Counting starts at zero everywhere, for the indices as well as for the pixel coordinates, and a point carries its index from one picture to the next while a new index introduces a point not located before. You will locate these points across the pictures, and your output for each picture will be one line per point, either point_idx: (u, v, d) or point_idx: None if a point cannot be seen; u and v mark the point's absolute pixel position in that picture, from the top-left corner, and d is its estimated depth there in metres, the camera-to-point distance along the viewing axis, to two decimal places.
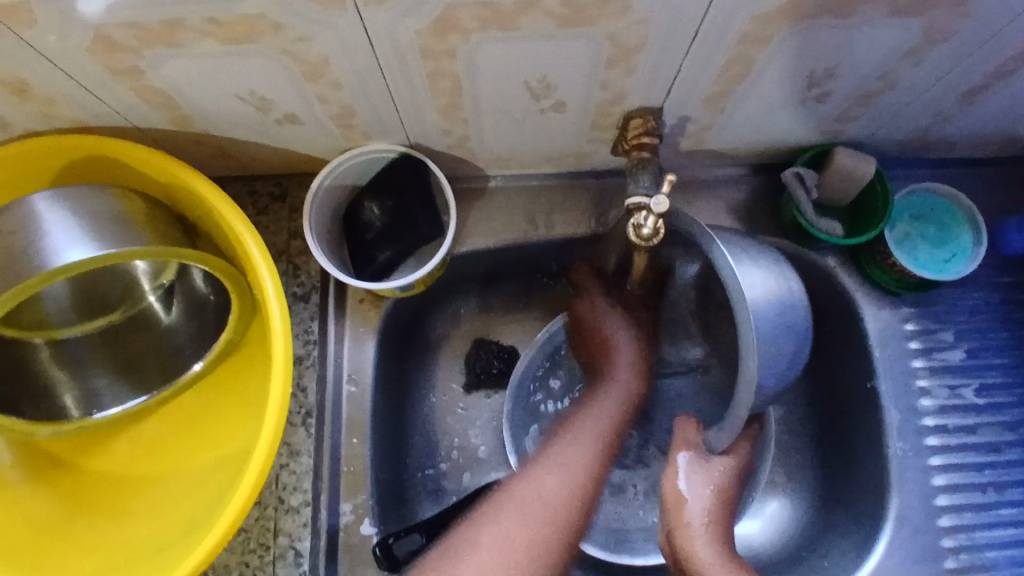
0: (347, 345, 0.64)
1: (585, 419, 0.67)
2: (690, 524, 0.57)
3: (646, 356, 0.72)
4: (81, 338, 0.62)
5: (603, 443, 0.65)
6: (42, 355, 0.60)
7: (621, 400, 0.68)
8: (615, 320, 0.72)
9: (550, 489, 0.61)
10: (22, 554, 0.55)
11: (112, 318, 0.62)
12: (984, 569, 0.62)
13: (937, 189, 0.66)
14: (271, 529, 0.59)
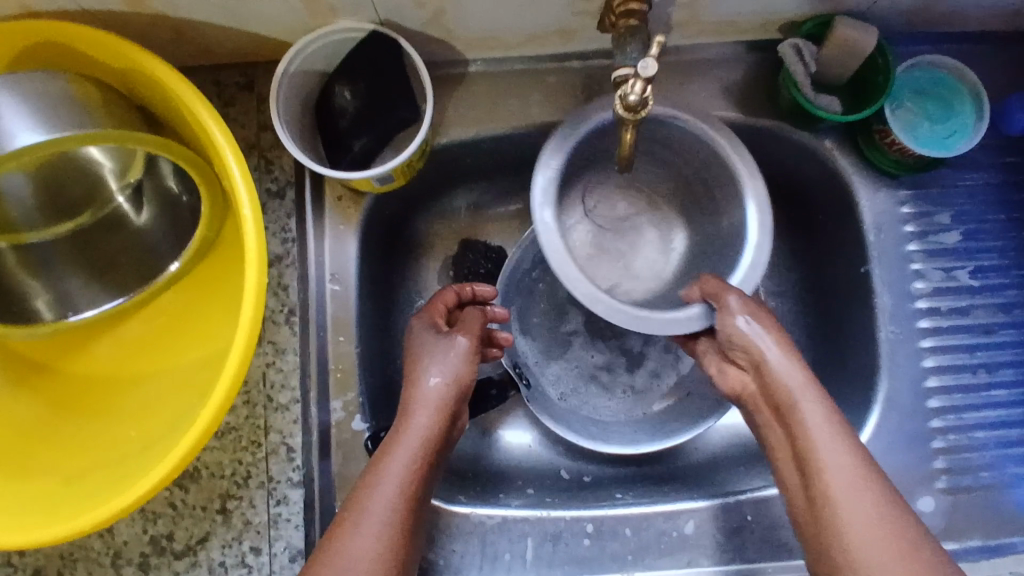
0: (328, 242, 0.63)
1: (391, 461, 0.51)
2: (798, 407, 0.50)
3: (463, 393, 0.55)
4: (51, 241, 0.59)
5: (403, 504, 0.50)
6: (10, 259, 0.58)
7: (432, 441, 0.52)
8: (435, 356, 0.55)
9: (357, 556, 0.47)
10: (10, 456, 0.55)
11: (82, 219, 0.59)
12: (970, 449, 0.63)
13: (943, 62, 0.62)
14: (262, 426, 0.59)
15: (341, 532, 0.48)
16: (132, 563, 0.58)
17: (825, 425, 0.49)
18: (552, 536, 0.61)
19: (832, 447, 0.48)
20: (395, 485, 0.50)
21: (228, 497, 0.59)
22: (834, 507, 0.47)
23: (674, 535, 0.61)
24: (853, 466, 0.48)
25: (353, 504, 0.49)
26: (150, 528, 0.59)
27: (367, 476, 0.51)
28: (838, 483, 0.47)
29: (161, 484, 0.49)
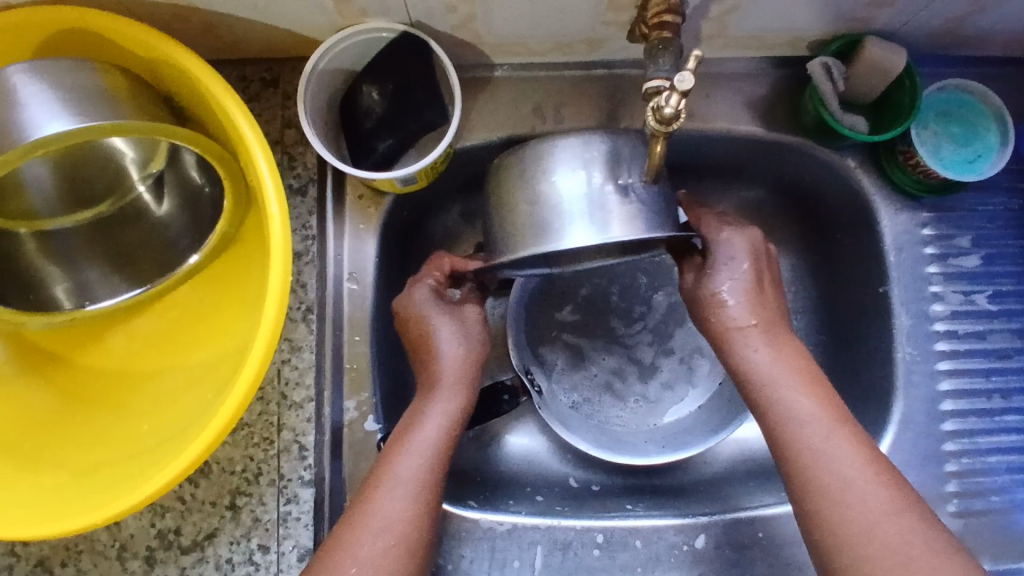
0: (347, 240, 0.63)
1: (423, 421, 0.57)
2: (750, 355, 0.55)
3: (475, 359, 0.60)
4: (71, 229, 0.59)
5: (437, 456, 0.55)
6: (30, 246, 0.57)
7: (457, 401, 0.58)
8: (446, 325, 0.60)
9: (399, 498, 0.53)
10: (21, 445, 0.55)
11: (102, 209, 0.59)
12: (983, 473, 0.63)
13: (967, 85, 0.62)
14: (275, 424, 0.59)
15: (382, 477, 0.54)
16: (138, 557, 0.58)
17: (775, 369, 0.54)
18: (561, 545, 0.61)
19: (801, 403, 0.52)
20: (422, 441, 0.56)
21: (238, 494, 0.58)
22: (804, 456, 0.51)
23: (684, 548, 0.61)
24: (809, 405, 0.52)
25: (385, 461, 0.55)
26: (158, 522, 0.58)
27: (397, 436, 0.56)
28: (809, 436, 0.51)
29: (178, 478, 0.49)
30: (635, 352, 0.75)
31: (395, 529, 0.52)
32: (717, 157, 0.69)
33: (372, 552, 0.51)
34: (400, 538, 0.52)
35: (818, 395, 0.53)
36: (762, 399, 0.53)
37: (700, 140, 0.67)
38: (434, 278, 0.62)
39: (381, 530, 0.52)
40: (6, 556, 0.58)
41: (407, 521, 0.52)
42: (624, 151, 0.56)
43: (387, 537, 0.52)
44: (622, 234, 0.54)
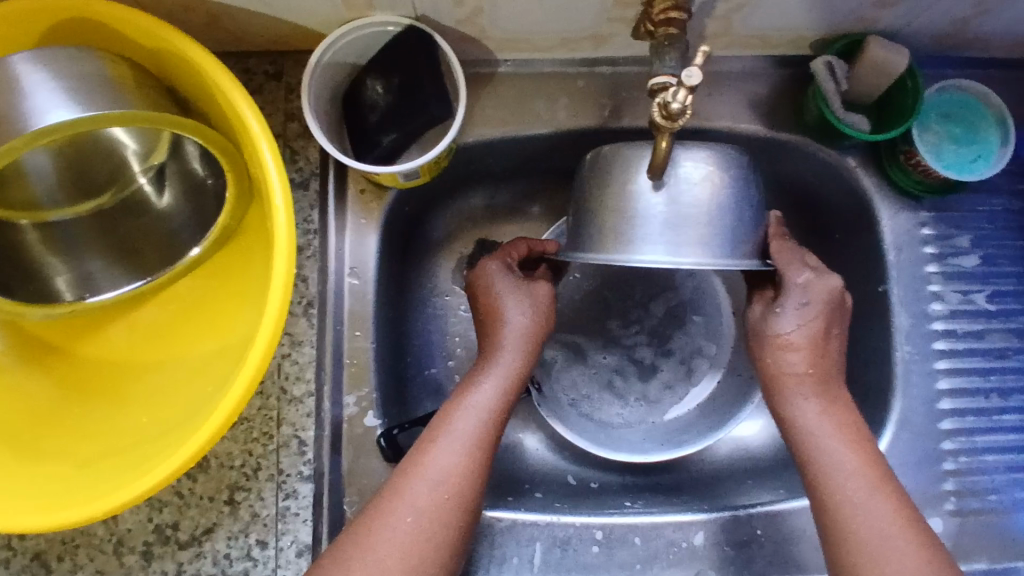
0: (348, 235, 0.63)
1: (478, 387, 0.56)
2: (798, 406, 0.56)
3: (542, 332, 0.59)
4: (71, 221, 0.58)
5: (495, 414, 0.55)
6: (30, 237, 0.57)
7: (520, 365, 0.58)
8: (514, 295, 0.59)
9: (456, 449, 0.53)
10: (20, 438, 0.54)
11: (103, 200, 0.59)
12: (980, 472, 0.63)
13: (969, 86, 0.62)
14: (274, 418, 0.58)
15: (441, 429, 0.54)
16: (136, 552, 0.57)
17: (821, 424, 0.55)
18: (561, 542, 0.61)
19: (845, 457, 0.53)
20: (477, 409, 0.55)
21: (237, 489, 0.57)
22: (841, 507, 0.51)
23: (683, 545, 0.61)
24: (851, 462, 0.53)
25: (437, 423, 0.55)
26: (156, 516, 0.57)
27: (451, 401, 0.56)
28: (847, 490, 0.52)
29: (179, 471, 0.48)
30: (634, 352, 0.74)
31: (450, 481, 0.52)
32: None
33: (426, 501, 0.51)
34: (456, 490, 0.52)
35: (859, 451, 0.53)
36: (805, 451, 0.54)
37: (703, 139, 0.67)
38: (509, 256, 0.62)
39: (436, 481, 0.52)
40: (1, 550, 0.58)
41: (461, 474, 0.52)
42: (749, 192, 0.55)
43: (442, 487, 0.51)
44: (700, 258, 0.52)
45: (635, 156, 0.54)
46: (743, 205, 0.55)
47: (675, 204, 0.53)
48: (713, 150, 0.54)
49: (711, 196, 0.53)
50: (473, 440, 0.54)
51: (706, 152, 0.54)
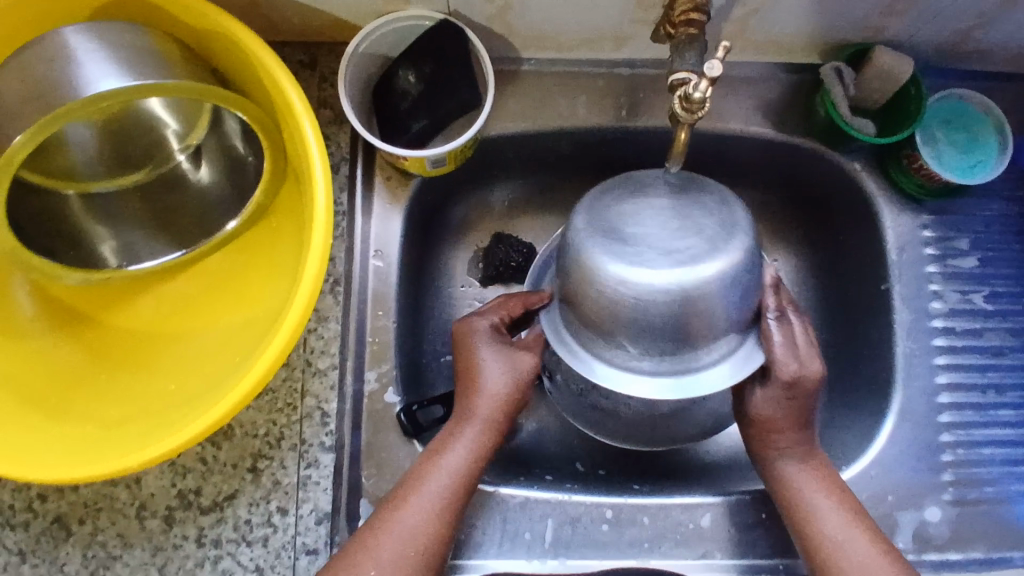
0: (375, 219, 0.65)
1: (451, 446, 0.58)
2: (775, 458, 0.60)
3: (517, 398, 0.60)
4: (112, 193, 0.61)
5: (460, 481, 0.57)
6: (71, 206, 0.60)
7: (487, 434, 0.58)
8: (495, 359, 0.60)
9: (415, 518, 0.55)
10: (48, 398, 0.55)
11: (142, 175, 0.61)
12: (977, 463, 0.66)
13: (969, 95, 0.65)
14: (299, 390, 0.60)
15: (403, 495, 0.56)
16: (157, 516, 0.59)
17: (802, 476, 0.59)
18: (571, 519, 0.63)
19: (825, 506, 0.58)
20: (450, 468, 0.57)
21: (260, 457, 0.59)
22: (829, 549, 0.56)
23: (690, 527, 0.63)
24: (835, 511, 0.57)
25: (409, 479, 0.57)
26: (179, 482, 0.59)
27: (427, 455, 0.58)
28: (833, 535, 0.56)
29: (214, 425, 0.51)
30: None
31: (407, 547, 0.54)
32: (729, 159, 0.73)
33: (387, 566, 0.53)
34: (414, 556, 0.54)
35: (838, 497, 0.58)
36: (788, 502, 0.59)
37: (715, 140, 0.70)
38: (499, 314, 0.62)
39: (394, 549, 0.54)
40: (23, 512, 0.59)
41: (419, 541, 0.54)
42: (753, 269, 0.54)
43: (402, 553, 0.54)
44: (713, 370, 0.56)
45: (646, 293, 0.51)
46: (748, 291, 0.54)
47: (686, 332, 0.53)
48: (712, 264, 0.51)
49: (720, 311, 0.53)
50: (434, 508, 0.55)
51: (713, 270, 0.51)
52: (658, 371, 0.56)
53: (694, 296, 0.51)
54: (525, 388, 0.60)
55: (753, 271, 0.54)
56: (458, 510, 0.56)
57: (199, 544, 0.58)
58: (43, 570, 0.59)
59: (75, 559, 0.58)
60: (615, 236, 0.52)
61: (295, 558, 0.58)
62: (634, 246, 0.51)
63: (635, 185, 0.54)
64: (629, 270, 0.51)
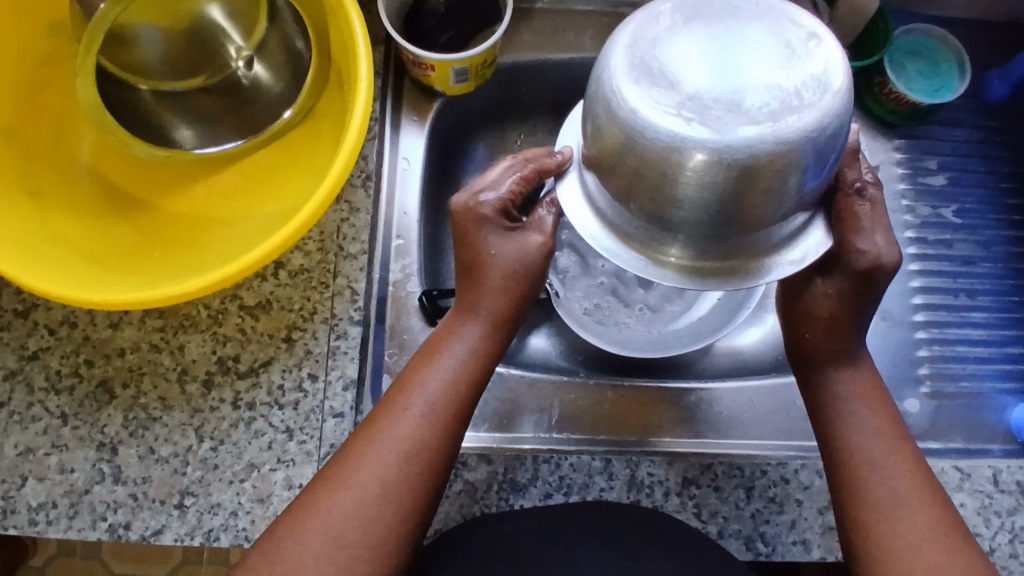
0: (401, 130, 0.73)
1: (452, 347, 0.58)
2: (816, 362, 0.59)
3: (525, 286, 0.59)
4: (179, 91, 0.69)
5: (461, 383, 0.56)
6: (145, 97, 0.68)
7: (489, 335, 0.58)
8: (504, 240, 0.59)
9: (413, 417, 0.54)
10: (104, 257, 0.60)
11: (204, 78, 0.69)
12: (954, 359, 0.71)
13: (930, 30, 0.74)
14: (331, 270, 0.66)
15: (403, 393, 0.56)
16: (198, 380, 0.63)
17: (846, 387, 0.58)
18: (577, 396, 0.68)
19: (867, 419, 0.56)
20: (451, 367, 0.57)
21: (295, 328, 0.65)
22: (857, 458, 0.54)
23: (685, 406, 0.68)
24: (874, 427, 0.56)
25: (405, 384, 0.56)
26: (219, 349, 0.64)
27: (425, 355, 0.58)
28: (859, 441, 0.55)
29: (260, 259, 0.56)
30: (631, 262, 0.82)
31: (405, 441, 0.53)
32: None
33: (384, 462, 0.52)
34: (414, 452, 0.53)
35: (880, 415, 0.56)
36: (826, 412, 0.58)
37: None
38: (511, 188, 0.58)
39: (393, 444, 0.53)
40: (69, 377, 0.63)
41: (419, 437, 0.54)
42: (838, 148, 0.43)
43: (400, 448, 0.53)
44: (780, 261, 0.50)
45: (696, 171, 0.41)
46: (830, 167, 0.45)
47: (736, 218, 0.45)
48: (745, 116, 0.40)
49: (788, 190, 0.43)
50: (434, 405, 0.55)
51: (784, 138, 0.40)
52: (706, 254, 0.49)
53: (757, 174, 0.41)
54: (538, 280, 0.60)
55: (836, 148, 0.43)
56: (458, 412, 0.55)
57: (235, 406, 0.63)
58: (85, 431, 0.62)
59: (117, 421, 0.63)
60: (664, 82, 0.41)
61: (323, 420, 0.63)
62: (691, 95, 0.40)
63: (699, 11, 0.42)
64: (678, 129, 0.40)
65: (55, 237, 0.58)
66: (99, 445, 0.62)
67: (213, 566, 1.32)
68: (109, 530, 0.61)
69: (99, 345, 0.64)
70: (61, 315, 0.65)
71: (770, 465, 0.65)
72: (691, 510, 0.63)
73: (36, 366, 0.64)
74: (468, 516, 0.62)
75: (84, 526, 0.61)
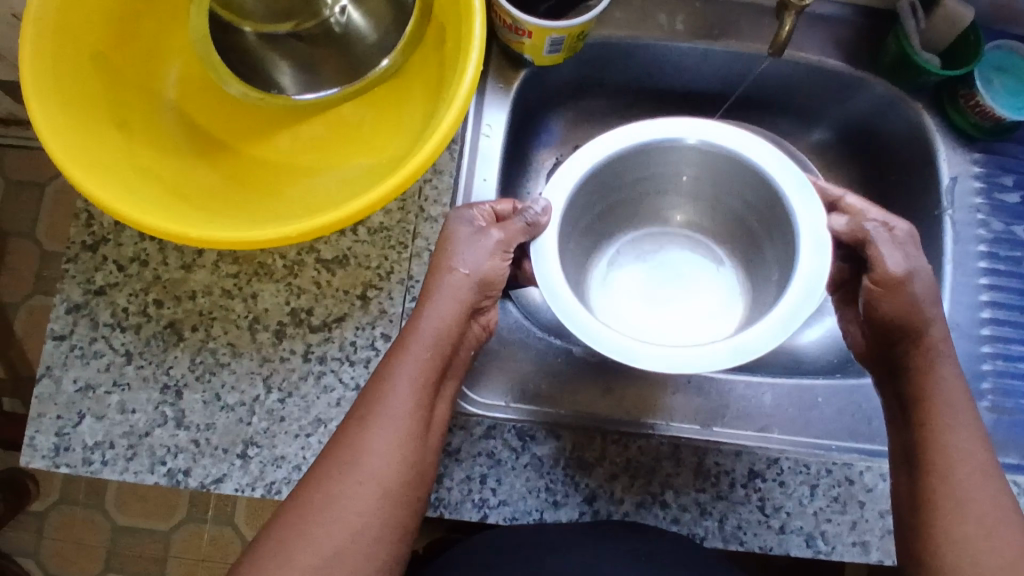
0: (488, 96, 0.72)
1: (409, 352, 0.55)
2: (934, 374, 0.57)
3: (488, 282, 0.57)
4: (282, 34, 0.67)
5: (422, 393, 0.54)
6: (250, 38, 0.66)
7: (453, 334, 0.56)
8: (465, 246, 0.57)
9: (380, 437, 0.53)
10: (191, 196, 0.58)
11: (305, 22, 0.67)
12: (1016, 376, 0.71)
13: (1020, 49, 0.75)
14: (411, 231, 0.65)
15: (364, 411, 0.54)
16: (269, 329, 0.62)
17: (957, 407, 0.56)
18: (647, 383, 0.67)
19: (967, 446, 0.55)
20: (410, 377, 0.54)
21: (369, 287, 0.63)
22: (950, 491, 0.54)
23: (754, 402, 0.67)
24: (974, 454, 0.55)
25: (365, 403, 0.54)
26: (293, 301, 0.63)
27: (386, 364, 0.55)
28: (956, 466, 0.54)
29: (362, 210, 0.55)
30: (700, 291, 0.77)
31: (374, 463, 0.52)
32: (798, 93, 0.81)
33: (357, 485, 0.52)
34: (382, 470, 0.52)
35: (978, 444, 0.55)
36: (929, 431, 0.56)
37: (790, 70, 0.77)
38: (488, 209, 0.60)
39: (361, 469, 0.52)
40: (136, 315, 0.62)
41: (393, 452, 0.53)
42: (786, 217, 0.62)
43: (370, 469, 0.52)
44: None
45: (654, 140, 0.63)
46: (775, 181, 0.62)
47: None
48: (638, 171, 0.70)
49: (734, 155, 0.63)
50: (398, 419, 0.53)
51: (735, 180, 0.67)
52: None
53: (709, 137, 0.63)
54: (494, 284, 0.57)
55: (760, 216, 0.68)
56: (425, 416, 0.55)
57: (304, 359, 0.62)
58: (149, 372, 0.61)
59: (183, 363, 0.61)
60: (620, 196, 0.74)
61: None
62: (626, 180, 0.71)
63: (662, 159, 0.68)
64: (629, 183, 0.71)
65: (140, 170, 0.57)
66: (163, 387, 0.61)
67: (217, 526, 1.29)
68: (167, 474, 0.60)
69: (169, 286, 0.62)
70: (132, 251, 0.63)
71: (836, 466, 0.64)
72: (754, 503, 0.63)
73: (102, 301, 0.62)
74: (533, 489, 0.62)
75: (141, 469, 0.60)
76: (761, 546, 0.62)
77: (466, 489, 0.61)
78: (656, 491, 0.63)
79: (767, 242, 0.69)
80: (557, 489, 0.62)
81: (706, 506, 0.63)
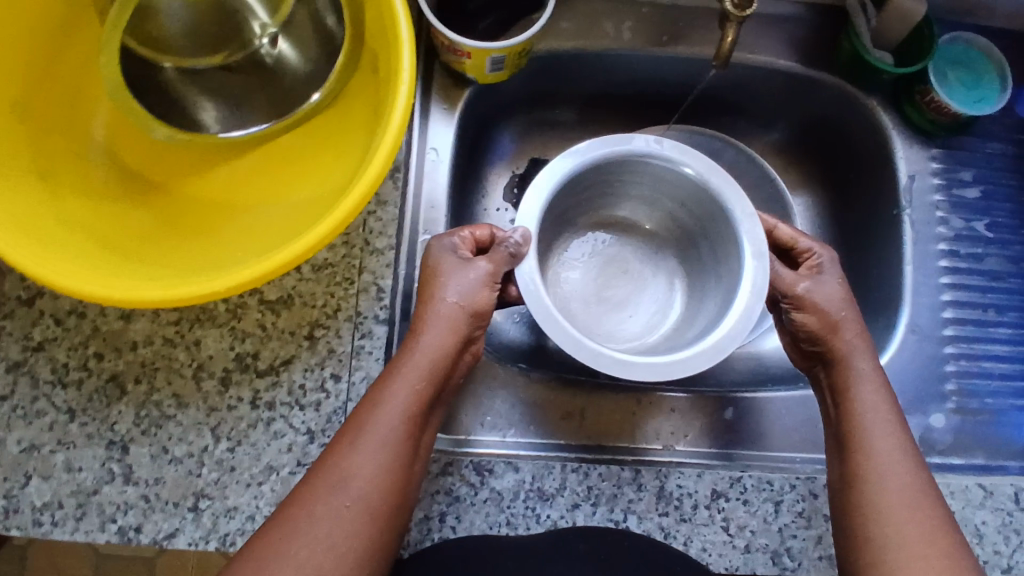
0: (431, 117, 0.69)
1: (401, 374, 0.54)
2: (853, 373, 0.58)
3: (479, 313, 0.56)
4: (205, 68, 0.64)
5: (414, 418, 0.53)
6: (171, 75, 0.63)
7: (448, 359, 0.55)
8: (455, 274, 0.57)
9: (368, 457, 0.51)
10: (123, 247, 0.56)
11: (231, 54, 0.65)
12: (978, 375, 0.71)
13: (976, 41, 0.73)
14: (356, 266, 0.63)
15: (355, 431, 0.53)
16: (215, 377, 0.60)
17: (879, 407, 0.57)
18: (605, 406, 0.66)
19: (888, 443, 0.56)
20: (403, 400, 0.53)
21: (317, 326, 0.62)
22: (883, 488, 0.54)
23: (716, 419, 0.67)
24: (896, 452, 0.55)
25: (356, 424, 0.53)
26: (238, 345, 0.61)
27: (378, 386, 0.54)
28: (887, 466, 0.55)
29: (300, 257, 0.52)
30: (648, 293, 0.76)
31: (363, 485, 0.51)
32: (753, 95, 0.79)
33: (340, 507, 0.50)
34: (370, 493, 0.51)
35: (903, 441, 0.56)
36: (855, 430, 0.57)
37: (743, 73, 0.76)
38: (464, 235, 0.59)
39: (350, 489, 0.51)
40: (77, 370, 0.60)
41: (380, 476, 0.51)
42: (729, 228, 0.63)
43: (356, 492, 0.51)
44: None
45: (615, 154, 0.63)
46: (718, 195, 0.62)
47: None
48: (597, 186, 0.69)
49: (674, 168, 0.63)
50: (389, 442, 0.52)
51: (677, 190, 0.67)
52: None
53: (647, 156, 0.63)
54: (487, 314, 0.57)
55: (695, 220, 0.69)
56: (413, 440, 0.53)
57: (253, 405, 0.60)
58: (94, 428, 0.59)
59: (128, 418, 0.60)
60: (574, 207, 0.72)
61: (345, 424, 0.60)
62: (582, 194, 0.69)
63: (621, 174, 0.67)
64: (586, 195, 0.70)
65: (68, 224, 0.55)
66: (109, 443, 0.59)
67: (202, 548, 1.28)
68: (118, 532, 0.58)
69: (109, 337, 0.61)
70: (69, 304, 0.61)
71: (799, 480, 0.64)
72: (718, 523, 0.62)
73: (41, 357, 0.60)
74: (493, 525, 0.60)
75: (91, 528, 0.58)
76: (726, 567, 0.62)
77: (424, 528, 0.60)
78: (619, 518, 0.62)
79: (702, 241, 0.70)
80: (517, 523, 0.61)
81: (670, 531, 0.62)
